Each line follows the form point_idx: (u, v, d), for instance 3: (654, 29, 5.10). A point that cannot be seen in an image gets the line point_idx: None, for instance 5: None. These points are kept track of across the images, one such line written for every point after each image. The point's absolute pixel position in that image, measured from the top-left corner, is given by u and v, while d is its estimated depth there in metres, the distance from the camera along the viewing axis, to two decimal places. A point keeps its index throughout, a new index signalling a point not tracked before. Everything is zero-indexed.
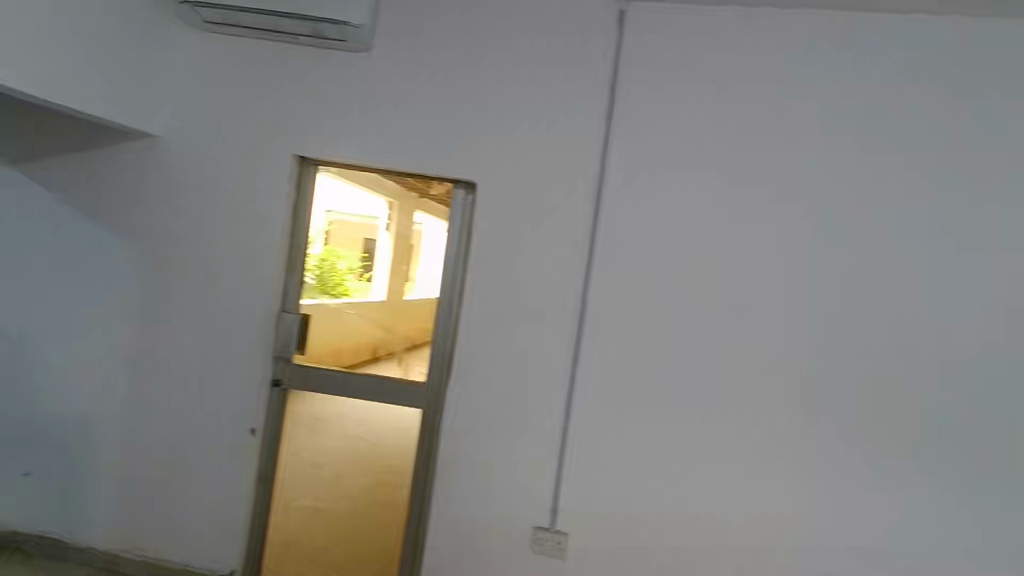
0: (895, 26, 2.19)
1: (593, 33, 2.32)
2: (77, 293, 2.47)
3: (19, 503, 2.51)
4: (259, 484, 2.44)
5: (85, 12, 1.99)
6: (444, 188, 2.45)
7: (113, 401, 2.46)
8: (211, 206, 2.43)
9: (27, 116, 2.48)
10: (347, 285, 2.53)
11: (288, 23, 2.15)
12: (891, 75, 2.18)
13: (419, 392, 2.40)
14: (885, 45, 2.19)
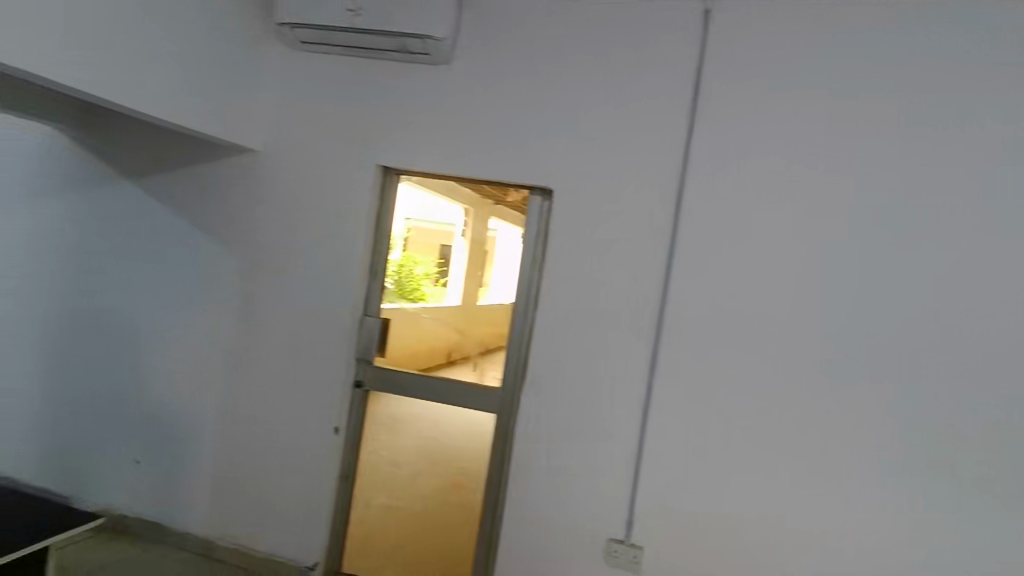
0: (947, 11, 1.98)
1: (677, 32, 2.21)
2: (180, 296, 2.66)
3: (127, 489, 2.74)
4: (342, 481, 2.57)
5: (180, 32, 2.10)
6: (520, 195, 2.43)
7: (210, 398, 2.63)
8: (301, 215, 2.54)
9: (143, 135, 2.70)
10: (424, 290, 2.59)
11: (376, 38, 2.30)
12: (976, 62, 1.95)
13: (492, 396, 2.42)
14: (943, 32, 1.98)
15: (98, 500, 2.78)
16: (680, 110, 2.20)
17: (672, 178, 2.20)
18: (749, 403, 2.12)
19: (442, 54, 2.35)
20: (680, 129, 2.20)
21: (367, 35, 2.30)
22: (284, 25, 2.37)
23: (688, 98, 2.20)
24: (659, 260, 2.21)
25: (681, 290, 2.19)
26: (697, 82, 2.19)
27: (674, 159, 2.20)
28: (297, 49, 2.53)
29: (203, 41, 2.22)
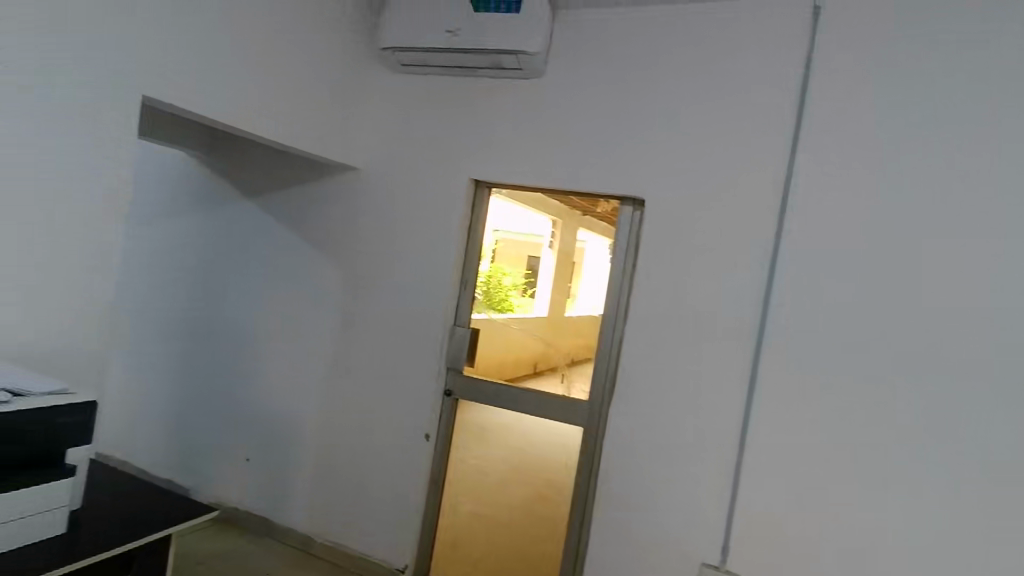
0: None
1: (783, 33, 2.10)
2: (288, 305, 2.84)
3: (239, 484, 2.95)
4: (431, 487, 2.63)
5: (289, 57, 2.25)
6: (610, 205, 2.41)
7: (313, 401, 2.79)
8: (397, 228, 2.65)
9: (260, 157, 2.93)
10: (512, 301, 2.62)
11: (471, 56, 2.36)
12: None
13: (581, 409, 2.39)
14: None
15: (214, 492, 3.01)
16: (786, 114, 2.08)
17: (776, 185, 2.08)
18: (864, 428, 1.94)
19: (535, 68, 2.37)
20: (785, 135, 2.08)
21: (464, 54, 2.36)
22: (388, 50, 2.50)
23: (795, 102, 2.08)
24: (760, 273, 2.09)
25: (785, 303, 2.05)
26: (805, 84, 2.06)
27: (778, 166, 2.08)
28: (397, 71, 2.65)
29: (312, 66, 2.37)
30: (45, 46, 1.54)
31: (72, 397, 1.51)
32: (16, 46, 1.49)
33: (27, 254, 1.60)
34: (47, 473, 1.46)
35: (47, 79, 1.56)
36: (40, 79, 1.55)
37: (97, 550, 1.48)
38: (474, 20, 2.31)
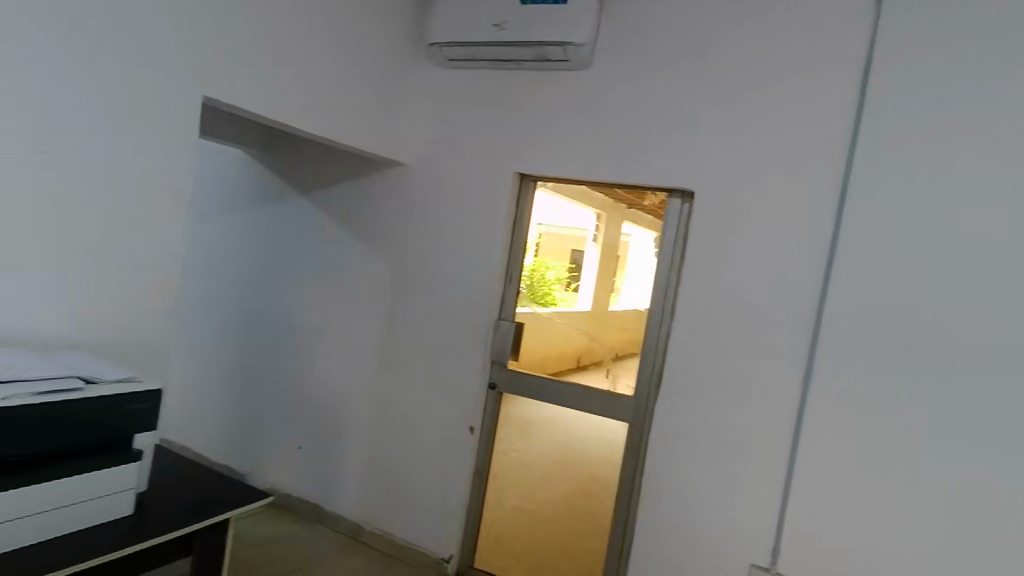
0: None
1: (842, 17, 2.01)
2: (338, 298, 2.91)
3: (291, 471, 3.05)
4: (475, 479, 2.65)
5: (338, 53, 2.29)
6: (657, 198, 2.36)
7: (361, 392, 2.85)
8: (442, 222, 2.68)
9: (311, 155, 3.00)
10: (555, 295, 2.60)
11: (517, 50, 2.35)
12: None
13: (626, 405, 2.37)
14: None
15: (268, 479, 3.12)
16: (844, 102, 2.00)
17: (833, 176, 2.00)
18: (926, 430, 1.86)
19: (582, 59, 2.34)
20: (844, 124, 2.00)
21: (510, 48, 2.35)
22: (435, 45, 2.51)
23: (855, 89, 1.99)
24: (815, 267, 2.02)
25: (843, 299, 1.97)
26: (866, 69, 1.97)
27: (836, 156, 2.00)
28: (443, 65, 2.65)
29: (362, 62, 2.41)
30: (110, 49, 1.61)
31: (138, 385, 1.58)
32: (83, 50, 1.56)
33: (97, 249, 1.69)
34: (116, 456, 1.53)
35: (111, 81, 1.63)
36: (105, 81, 1.62)
37: (164, 531, 1.56)
38: (520, 13, 2.31)
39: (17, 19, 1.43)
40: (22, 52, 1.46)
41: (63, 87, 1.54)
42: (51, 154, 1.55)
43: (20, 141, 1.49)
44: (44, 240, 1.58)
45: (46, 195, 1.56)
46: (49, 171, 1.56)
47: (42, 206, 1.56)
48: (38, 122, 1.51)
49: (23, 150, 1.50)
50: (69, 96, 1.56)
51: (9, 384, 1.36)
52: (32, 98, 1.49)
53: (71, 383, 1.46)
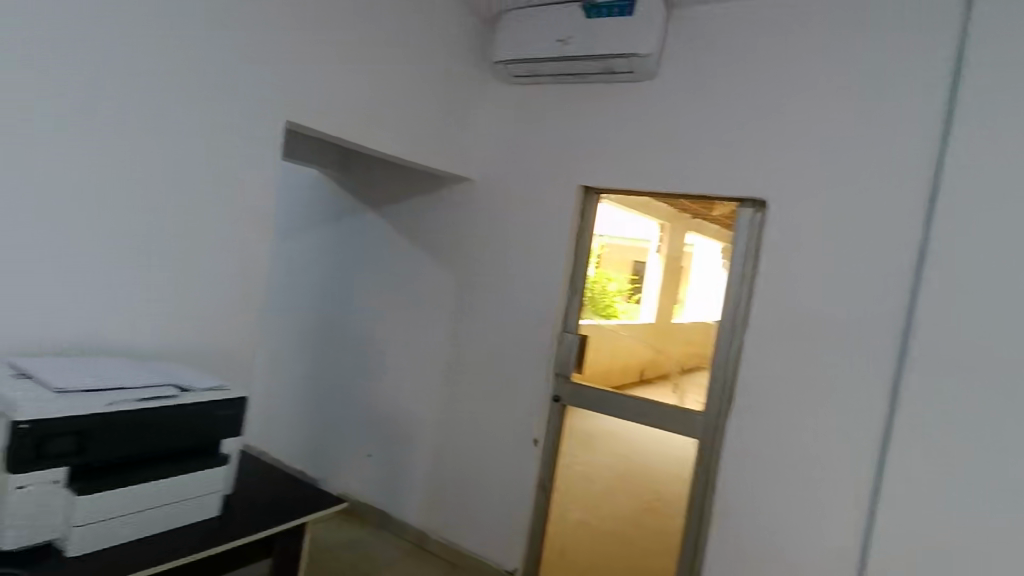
0: None
1: (932, 14, 1.90)
2: (406, 310, 2.99)
3: (360, 478, 3.14)
4: (539, 492, 2.64)
5: (408, 73, 2.37)
6: (728, 207, 2.31)
7: (427, 402, 2.92)
8: (507, 235, 2.71)
9: (381, 173, 3.11)
10: (617, 306, 2.58)
11: (581, 63, 2.36)
12: None
13: (695, 420, 2.31)
14: None
15: (338, 484, 3.23)
16: (933, 105, 1.89)
17: (922, 182, 1.90)
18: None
19: (647, 71, 2.33)
20: (933, 127, 1.89)
21: (574, 62, 2.37)
22: (501, 63, 2.57)
23: (944, 91, 1.88)
24: (901, 278, 1.92)
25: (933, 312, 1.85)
26: (957, 70, 1.86)
27: (923, 162, 1.90)
28: (508, 82, 2.70)
29: (431, 82, 2.49)
30: (199, 75, 1.73)
31: (225, 393, 1.67)
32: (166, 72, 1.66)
33: (175, 260, 1.78)
34: (205, 460, 1.62)
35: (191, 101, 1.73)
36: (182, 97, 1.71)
37: (242, 535, 1.62)
38: (586, 27, 2.32)
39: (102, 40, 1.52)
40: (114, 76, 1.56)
41: (153, 110, 1.65)
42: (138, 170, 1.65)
43: (114, 160, 1.60)
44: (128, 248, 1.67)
45: (129, 208, 1.65)
46: (140, 188, 1.67)
47: (127, 218, 1.65)
48: (132, 143, 1.62)
49: (116, 167, 1.60)
50: (160, 118, 1.67)
51: (115, 390, 1.46)
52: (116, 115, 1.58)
53: (168, 390, 1.55)
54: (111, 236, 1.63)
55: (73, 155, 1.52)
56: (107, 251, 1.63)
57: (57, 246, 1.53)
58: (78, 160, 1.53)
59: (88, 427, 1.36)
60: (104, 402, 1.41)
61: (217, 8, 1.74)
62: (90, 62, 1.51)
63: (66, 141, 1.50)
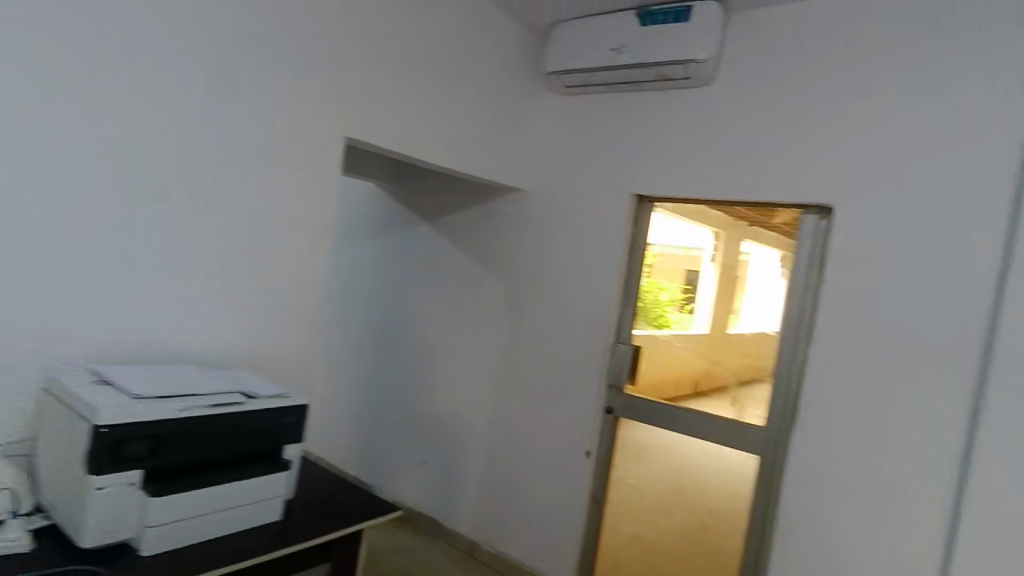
0: None
1: (1010, 13, 1.79)
2: (458, 320, 3.02)
3: (413, 485, 3.18)
4: (592, 506, 2.60)
5: (462, 86, 2.41)
6: (790, 214, 2.23)
7: (479, 411, 2.93)
8: (559, 245, 2.71)
9: (434, 184, 3.16)
10: (669, 316, 2.53)
11: (635, 71, 2.34)
12: None
13: (755, 435, 2.22)
14: None
15: (391, 491, 3.28)
16: (1016, 104, 1.78)
17: (1004, 185, 1.78)
18: None
19: (703, 77, 2.28)
20: (1016, 128, 1.77)
21: (628, 70, 2.35)
22: (553, 74, 2.58)
23: None
24: (981, 288, 1.81)
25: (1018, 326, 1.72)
26: None
27: (1005, 165, 1.79)
28: (560, 93, 2.71)
29: (484, 94, 2.52)
30: (255, 92, 1.78)
31: (287, 400, 1.71)
32: (184, 77, 1.63)
33: (189, 266, 1.73)
34: (268, 466, 1.67)
35: (206, 105, 1.69)
36: (193, 98, 1.65)
37: (304, 539, 1.65)
38: (641, 34, 2.30)
39: (103, 42, 1.47)
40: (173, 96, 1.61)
41: (217, 129, 1.72)
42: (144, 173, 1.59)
43: (178, 177, 1.67)
44: (144, 256, 1.64)
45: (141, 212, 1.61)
46: (204, 205, 1.73)
47: (135, 224, 1.60)
48: (201, 160, 1.70)
49: (179, 183, 1.67)
50: (222, 135, 1.73)
51: (187, 397, 1.53)
52: (121, 116, 1.53)
53: (233, 397, 1.61)
54: (177, 250, 1.70)
55: (138, 175, 1.58)
56: (115, 258, 1.58)
57: (127, 261, 1.60)
58: (155, 177, 1.62)
59: (165, 432, 1.42)
60: (178, 408, 1.47)
61: (252, 21, 1.74)
62: (139, 76, 1.54)
63: (131, 159, 1.56)
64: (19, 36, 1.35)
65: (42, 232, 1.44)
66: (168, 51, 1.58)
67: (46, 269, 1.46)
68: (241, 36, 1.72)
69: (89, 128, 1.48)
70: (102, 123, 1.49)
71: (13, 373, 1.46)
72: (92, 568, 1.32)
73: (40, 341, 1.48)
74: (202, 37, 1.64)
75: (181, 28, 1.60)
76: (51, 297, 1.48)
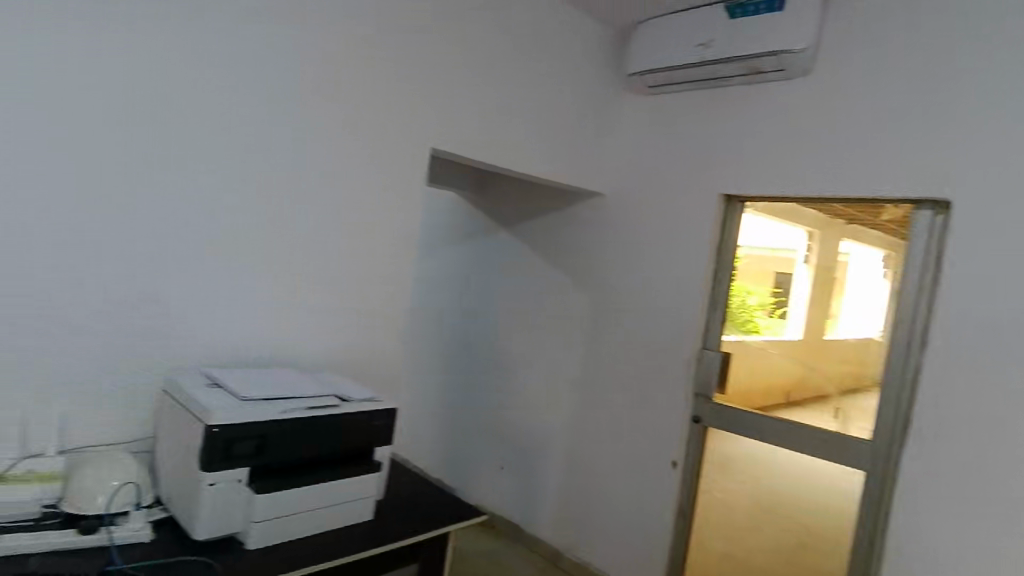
0: None
1: (1014, 1, 1.79)
2: (538, 325, 3.01)
3: (495, 489, 3.20)
4: (678, 518, 2.50)
5: (539, 90, 2.40)
6: (899, 211, 2.05)
7: (560, 417, 2.91)
8: (641, 248, 2.64)
9: (513, 191, 3.18)
10: (757, 322, 2.42)
11: (725, 66, 2.25)
12: None
13: (862, 450, 2.06)
14: None
15: (474, 494, 3.32)
16: None
17: None
18: None
19: (799, 68, 2.15)
20: None
21: (715, 66, 2.27)
22: (634, 75, 2.54)
23: None
24: None
25: None
26: None
27: None
28: (641, 94, 2.65)
29: (564, 98, 2.50)
30: (308, 102, 1.78)
31: (376, 404, 1.75)
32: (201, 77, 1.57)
33: (271, 274, 1.79)
34: (360, 467, 1.71)
35: (227, 106, 1.63)
36: (226, 102, 1.62)
37: (395, 539, 1.69)
38: (729, 27, 2.21)
39: (105, 38, 1.42)
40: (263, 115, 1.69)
41: (308, 142, 1.80)
42: (146, 174, 1.52)
43: (273, 190, 1.75)
44: (162, 260, 1.58)
45: (142, 214, 1.54)
46: (295, 217, 1.81)
47: (141, 226, 1.54)
48: (295, 172, 1.79)
49: (272, 196, 1.75)
50: (309, 148, 1.80)
51: (287, 399, 1.60)
52: (152, 119, 1.51)
53: (328, 400, 1.67)
54: (270, 258, 1.78)
55: (232, 187, 1.67)
56: (126, 260, 1.53)
57: (227, 270, 1.70)
58: (252, 190, 1.71)
59: (268, 432, 1.50)
60: (279, 410, 1.54)
61: (339, 38, 1.81)
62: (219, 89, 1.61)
63: (216, 171, 1.64)
64: (34, 41, 1.34)
65: (73, 235, 1.44)
66: (250, 68, 1.65)
67: (107, 273, 1.50)
68: (324, 52, 1.78)
69: (103, 128, 1.45)
70: (187, 138, 1.57)
71: (107, 372, 1.54)
72: (203, 559, 1.40)
73: (43, 345, 1.44)
74: (290, 56, 1.72)
75: (268, 45, 1.67)
76: (112, 300, 1.52)
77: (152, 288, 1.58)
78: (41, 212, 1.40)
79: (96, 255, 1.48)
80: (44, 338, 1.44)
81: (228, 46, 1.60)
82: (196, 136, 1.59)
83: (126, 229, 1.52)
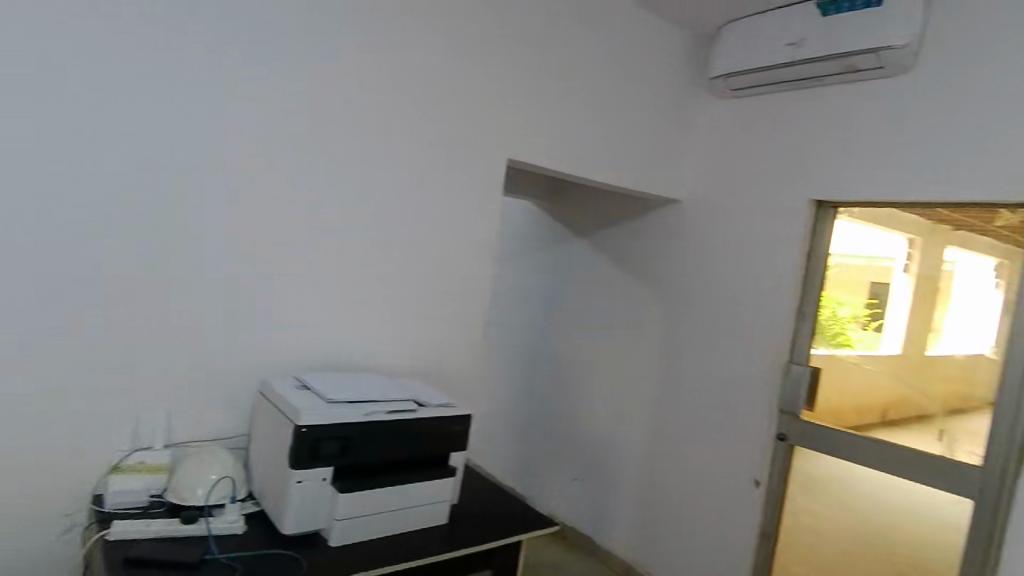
0: None
1: None
2: (613, 335, 2.97)
3: (567, 499, 3.18)
4: (761, 540, 2.36)
5: (617, 98, 2.37)
6: (1017, 216, 1.87)
7: (634, 429, 2.85)
8: (723, 257, 2.55)
9: (590, 199, 3.16)
10: (850, 335, 2.27)
11: (816, 65, 2.13)
12: None
13: (971, 478, 1.87)
14: None
15: (548, 504, 3.31)
16: None
17: None
18: None
19: (899, 65, 2.01)
20: None
21: (806, 65, 2.15)
22: (717, 78, 2.46)
23: None
24: None
25: None
26: None
27: None
28: (725, 97, 2.56)
29: (642, 104, 2.46)
30: (391, 117, 1.84)
31: (454, 409, 1.78)
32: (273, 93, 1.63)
33: (356, 282, 1.86)
34: (436, 472, 1.74)
35: (319, 123, 1.72)
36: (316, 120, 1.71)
37: (469, 545, 1.70)
38: (821, 25, 2.09)
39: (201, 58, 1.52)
40: (344, 130, 1.76)
41: (391, 156, 1.86)
42: (197, 184, 1.56)
43: (358, 202, 1.83)
44: (255, 268, 1.68)
45: (210, 224, 1.59)
46: (376, 227, 1.88)
47: (197, 234, 1.58)
48: (379, 184, 1.86)
49: (352, 207, 1.82)
50: (389, 160, 1.86)
51: (369, 402, 1.66)
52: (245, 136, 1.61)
53: (407, 405, 1.71)
54: (355, 268, 1.86)
55: (319, 199, 1.75)
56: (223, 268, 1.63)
57: (315, 279, 1.79)
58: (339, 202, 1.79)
59: (351, 434, 1.55)
60: (362, 412, 1.60)
61: (421, 54, 1.86)
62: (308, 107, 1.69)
63: (304, 184, 1.72)
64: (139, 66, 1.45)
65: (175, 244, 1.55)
66: (333, 86, 1.73)
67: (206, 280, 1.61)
68: (404, 67, 1.84)
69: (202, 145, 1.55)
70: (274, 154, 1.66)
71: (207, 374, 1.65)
72: (290, 553, 1.47)
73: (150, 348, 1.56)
74: (375, 72, 1.79)
75: (350, 63, 1.74)
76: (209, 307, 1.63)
77: (244, 296, 1.67)
78: (84, 221, 1.43)
79: (187, 263, 1.57)
80: (120, 341, 1.51)
81: (297, 62, 1.66)
82: (268, 149, 1.65)
83: (220, 240, 1.61)
